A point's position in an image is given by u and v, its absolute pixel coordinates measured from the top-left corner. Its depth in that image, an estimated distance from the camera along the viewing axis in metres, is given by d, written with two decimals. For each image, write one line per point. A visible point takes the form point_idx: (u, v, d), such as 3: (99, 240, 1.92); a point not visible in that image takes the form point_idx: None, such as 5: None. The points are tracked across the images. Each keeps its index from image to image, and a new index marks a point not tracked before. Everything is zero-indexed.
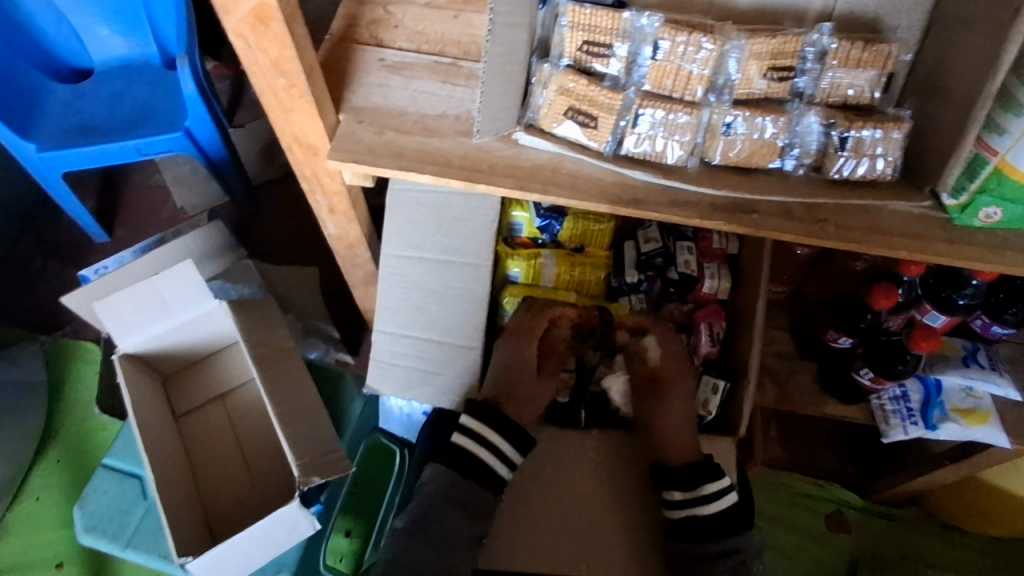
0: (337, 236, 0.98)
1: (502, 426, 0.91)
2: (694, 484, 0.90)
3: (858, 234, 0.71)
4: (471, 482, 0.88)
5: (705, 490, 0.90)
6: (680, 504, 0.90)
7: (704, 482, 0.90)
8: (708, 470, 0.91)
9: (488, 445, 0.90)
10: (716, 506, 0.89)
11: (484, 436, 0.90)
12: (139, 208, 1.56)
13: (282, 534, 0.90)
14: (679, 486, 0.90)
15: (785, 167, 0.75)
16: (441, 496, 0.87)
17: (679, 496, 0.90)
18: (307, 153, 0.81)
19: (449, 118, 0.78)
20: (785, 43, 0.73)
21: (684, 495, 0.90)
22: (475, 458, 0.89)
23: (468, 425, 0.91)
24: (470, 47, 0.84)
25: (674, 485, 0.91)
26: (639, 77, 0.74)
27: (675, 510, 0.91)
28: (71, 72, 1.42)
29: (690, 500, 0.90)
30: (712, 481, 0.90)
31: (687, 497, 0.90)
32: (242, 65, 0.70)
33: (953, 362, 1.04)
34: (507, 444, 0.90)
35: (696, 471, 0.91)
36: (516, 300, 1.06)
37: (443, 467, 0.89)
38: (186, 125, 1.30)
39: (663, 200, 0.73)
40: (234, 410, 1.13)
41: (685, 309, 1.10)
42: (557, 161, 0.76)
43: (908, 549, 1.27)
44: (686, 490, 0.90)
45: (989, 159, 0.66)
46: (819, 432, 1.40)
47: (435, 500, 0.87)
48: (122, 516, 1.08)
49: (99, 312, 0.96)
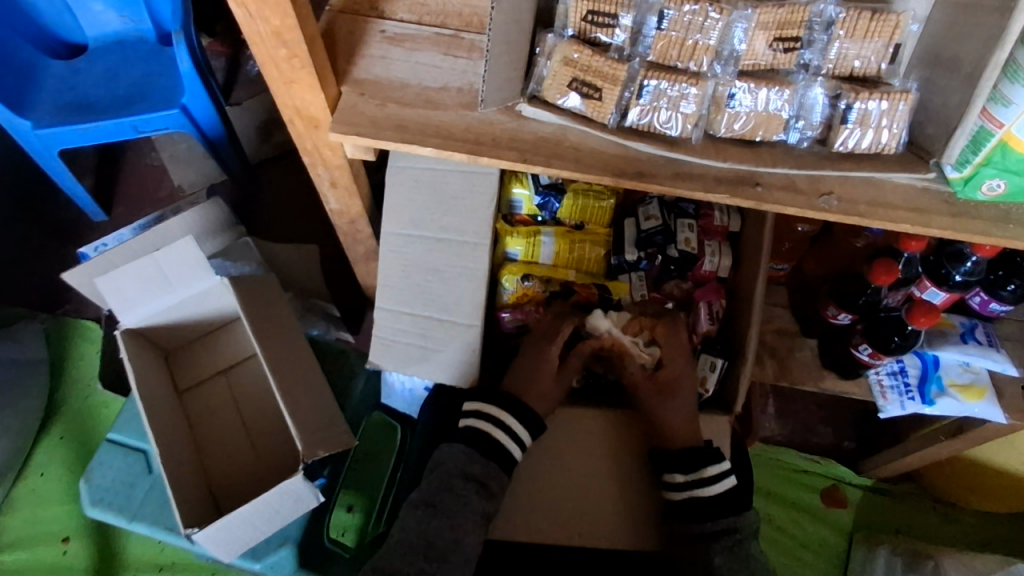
0: (338, 212, 0.98)
1: (518, 410, 0.94)
2: (697, 467, 0.91)
3: (862, 208, 0.71)
4: (488, 461, 0.90)
5: (708, 472, 0.92)
6: (683, 486, 0.91)
7: (705, 465, 0.92)
8: (708, 453, 0.93)
9: (503, 426, 0.93)
10: (719, 487, 0.91)
11: (500, 420, 0.93)
12: (137, 185, 1.55)
13: (287, 506, 0.91)
14: (681, 469, 0.91)
15: (790, 140, 0.75)
16: (460, 471, 0.89)
17: (682, 478, 0.91)
18: (308, 126, 0.81)
19: (451, 91, 0.78)
20: (792, 12, 0.72)
21: (688, 477, 0.91)
22: (496, 442, 0.92)
23: (484, 408, 0.94)
24: (472, 19, 0.83)
25: (676, 467, 0.92)
26: (644, 48, 0.74)
27: (676, 493, 0.91)
28: (66, 47, 1.40)
29: (694, 481, 0.91)
30: (714, 464, 0.92)
31: (690, 479, 0.91)
32: (243, 34, 0.70)
33: (951, 338, 1.05)
34: (522, 428, 0.94)
35: (696, 454, 0.93)
36: (515, 278, 1.05)
37: (464, 449, 0.91)
38: (183, 102, 1.29)
39: (668, 173, 0.73)
40: (237, 386, 1.13)
41: (685, 287, 1.10)
42: (561, 134, 0.75)
43: (902, 523, 1.29)
44: (688, 472, 0.91)
45: (994, 131, 0.65)
46: (817, 409, 1.41)
47: (454, 475, 0.89)
48: (127, 490, 1.08)
49: (101, 287, 0.96)
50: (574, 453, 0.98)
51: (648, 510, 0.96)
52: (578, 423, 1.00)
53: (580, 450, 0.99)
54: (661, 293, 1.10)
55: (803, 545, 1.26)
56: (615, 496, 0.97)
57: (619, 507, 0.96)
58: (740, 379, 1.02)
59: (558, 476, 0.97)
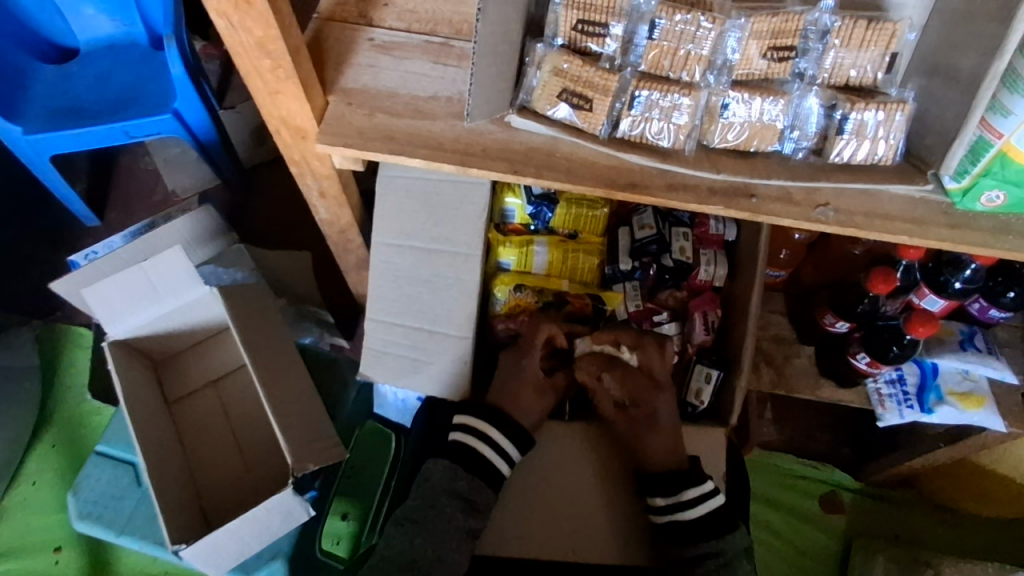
0: (328, 221, 0.97)
1: (503, 424, 0.92)
2: (676, 490, 0.90)
3: (859, 220, 0.70)
4: (474, 477, 0.89)
5: (686, 496, 0.90)
6: (664, 510, 0.90)
7: (685, 489, 0.90)
8: (690, 476, 0.91)
9: (490, 442, 0.91)
10: (699, 510, 0.89)
11: (486, 434, 0.92)
12: (128, 190, 1.54)
13: (277, 521, 0.89)
14: (661, 492, 0.90)
15: (785, 151, 0.73)
16: (444, 488, 0.88)
17: (662, 502, 0.90)
18: (296, 136, 0.79)
19: (440, 100, 0.76)
20: (787, 21, 0.71)
21: (667, 500, 0.90)
22: (481, 457, 0.90)
23: (471, 422, 0.93)
24: (462, 27, 0.82)
25: (657, 491, 0.90)
26: (636, 57, 0.73)
27: (659, 516, 0.90)
28: (58, 51, 1.38)
29: (673, 505, 0.89)
30: (693, 487, 0.90)
31: (670, 502, 0.89)
32: (226, 45, 0.68)
33: (950, 345, 1.03)
34: (508, 442, 0.92)
35: (676, 476, 0.91)
36: (507, 288, 1.03)
37: (450, 465, 0.90)
38: (174, 108, 1.27)
39: (661, 184, 0.72)
40: (227, 396, 1.12)
41: (680, 296, 1.09)
42: (551, 145, 0.74)
43: (901, 531, 1.27)
44: (667, 496, 0.90)
45: (993, 142, 0.64)
46: (815, 415, 1.40)
47: (438, 492, 0.88)
48: (117, 502, 1.07)
49: (88, 299, 0.95)
50: (568, 466, 0.97)
51: (642, 523, 0.95)
52: (572, 437, 0.99)
53: (574, 463, 0.98)
54: (655, 303, 1.08)
55: (803, 553, 1.25)
56: (608, 509, 0.95)
57: (611, 521, 0.95)
58: (736, 391, 1.01)
59: (552, 489, 0.96)
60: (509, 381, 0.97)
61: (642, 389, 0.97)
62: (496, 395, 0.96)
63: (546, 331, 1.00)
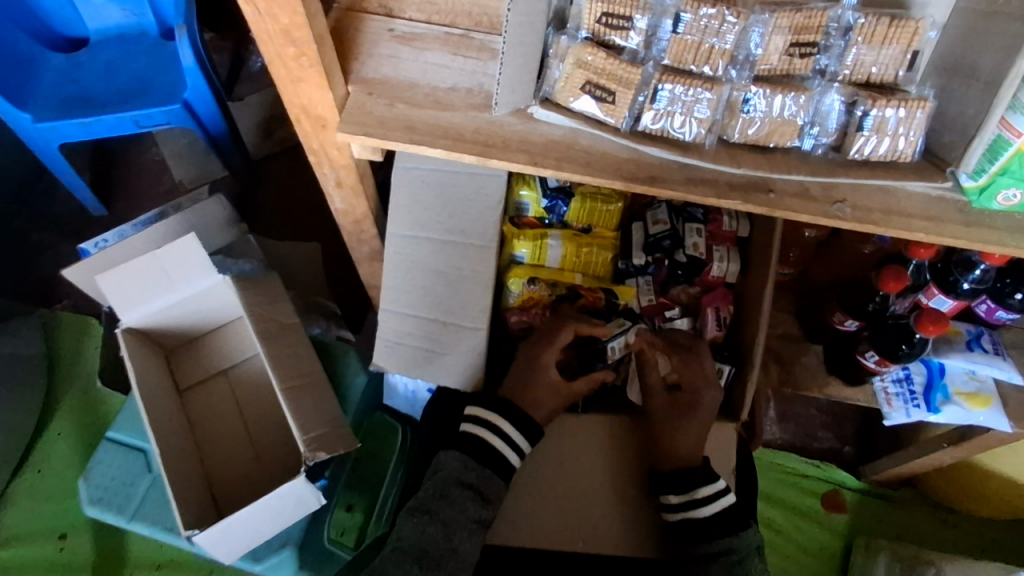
0: (343, 212, 0.97)
1: (513, 415, 0.93)
2: (689, 488, 0.89)
3: (877, 216, 0.70)
4: (484, 468, 0.89)
5: (699, 493, 0.89)
6: (677, 508, 0.90)
7: (697, 486, 0.89)
8: (701, 474, 0.90)
9: (499, 432, 0.92)
10: (712, 507, 0.89)
11: (496, 425, 0.92)
12: (138, 180, 1.54)
13: (288, 507, 0.89)
14: (674, 490, 0.90)
15: (805, 147, 0.74)
16: (455, 480, 0.88)
17: (676, 500, 0.90)
18: (315, 125, 0.80)
19: (460, 92, 0.77)
20: (809, 17, 0.72)
21: (680, 498, 0.89)
22: (489, 447, 0.91)
23: (481, 414, 0.93)
24: (482, 19, 0.82)
25: (671, 489, 0.90)
26: (658, 51, 0.73)
27: (672, 514, 0.90)
28: (68, 41, 1.39)
29: (686, 503, 0.89)
30: (705, 485, 0.89)
31: (683, 500, 0.89)
32: (250, 32, 0.68)
33: (958, 346, 1.01)
34: (518, 434, 0.92)
35: (689, 474, 0.90)
36: (522, 281, 1.04)
37: (456, 454, 0.90)
38: (185, 98, 1.27)
39: (680, 178, 0.72)
40: (237, 385, 1.13)
41: (693, 292, 1.10)
42: (572, 137, 0.74)
43: (903, 530, 1.28)
44: (681, 494, 0.89)
45: (1011, 140, 0.64)
46: (818, 414, 1.41)
47: (451, 483, 0.88)
48: (127, 488, 1.07)
49: (102, 284, 0.95)
50: (577, 459, 0.99)
51: (651, 516, 0.96)
52: (583, 436, 1.00)
53: (582, 456, 0.99)
54: (667, 299, 1.10)
55: (804, 550, 1.25)
56: (616, 501, 0.97)
57: (618, 515, 0.96)
58: (747, 387, 1.02)
59: (563, 482, 0.97)
60: (521, 375, 0.97)
61: (695, 377, 0.98)
62: (508, 387, 0.97)
63: (569, 330, 0.99)
